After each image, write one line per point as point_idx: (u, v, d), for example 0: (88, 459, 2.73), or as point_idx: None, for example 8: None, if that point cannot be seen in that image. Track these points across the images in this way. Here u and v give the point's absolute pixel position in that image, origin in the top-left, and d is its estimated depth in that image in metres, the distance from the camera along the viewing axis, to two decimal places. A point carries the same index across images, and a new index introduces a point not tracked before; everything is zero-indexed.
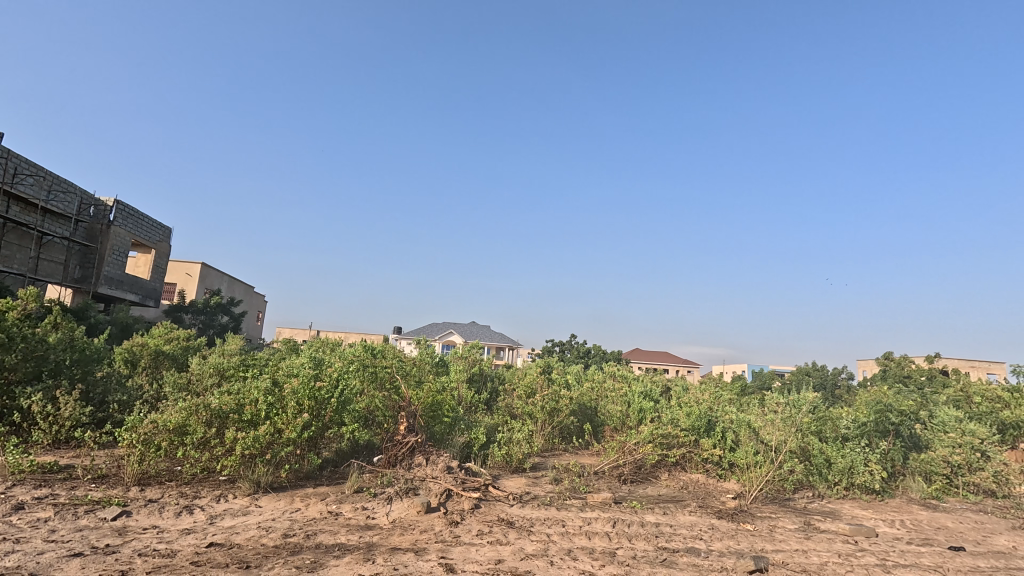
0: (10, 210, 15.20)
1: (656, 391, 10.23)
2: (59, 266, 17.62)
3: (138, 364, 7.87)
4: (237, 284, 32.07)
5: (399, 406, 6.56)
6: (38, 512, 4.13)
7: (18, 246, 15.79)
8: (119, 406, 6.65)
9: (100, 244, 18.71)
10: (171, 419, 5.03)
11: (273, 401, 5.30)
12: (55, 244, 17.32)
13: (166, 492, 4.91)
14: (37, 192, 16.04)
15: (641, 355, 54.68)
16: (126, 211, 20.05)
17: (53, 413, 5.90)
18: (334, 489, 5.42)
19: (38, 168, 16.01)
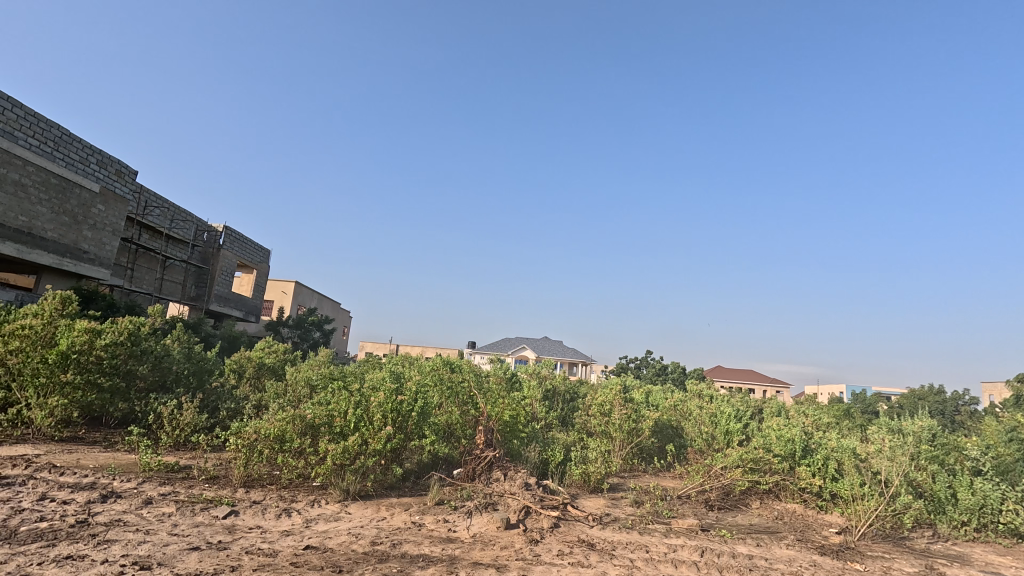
0: (141, 238, 17.45)
1: (744, 412, 9.60)
2: (179, 286, 19.86)
3: (244, 375, 8.61)
4: (327, 301, 34.46)
5: (477, 420, 6.65)
6: (162, 507, 4.62)
7: (147, 269, 18.08)
8: (228, 413, 7.29)
9: (211, 266, 20.89)
10: (271, 428, 5.45)
11: (358, 414, 5.58)
12: (176, 266, 19.58)
13: (268, 494, 5.30)
14: (163, 222, 18.26)
15: (721, 372, 51.62)
16: (234, 235, 22.31)
17: (176, 418, 6.59)
18: (417, 500, 5.58)
19: (164, 201, 18.28)
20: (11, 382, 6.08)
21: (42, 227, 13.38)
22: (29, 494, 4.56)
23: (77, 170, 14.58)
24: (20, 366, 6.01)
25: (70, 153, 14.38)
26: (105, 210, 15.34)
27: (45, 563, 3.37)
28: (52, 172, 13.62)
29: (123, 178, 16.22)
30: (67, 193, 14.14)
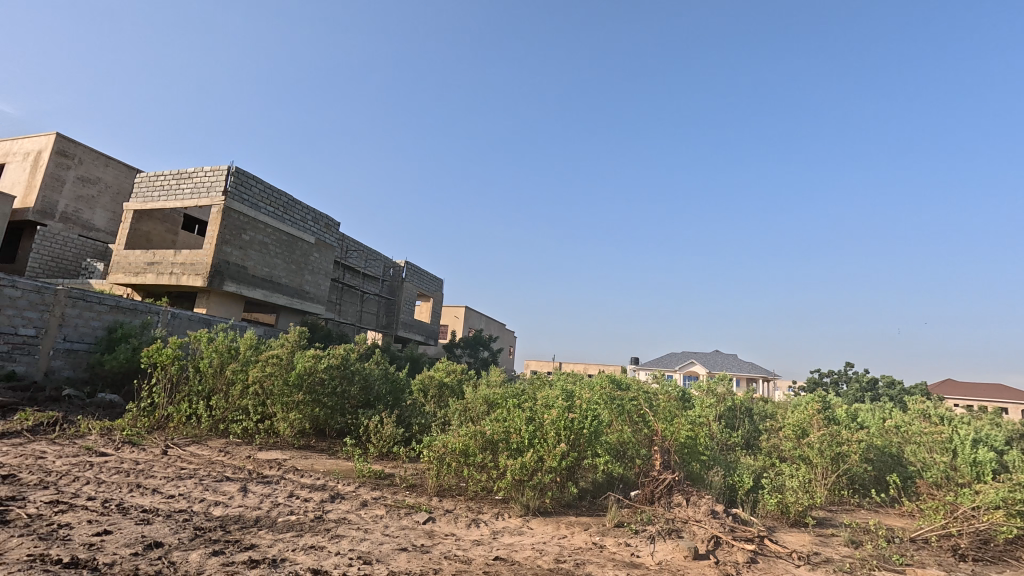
0: (344, 277, 21.00)
1: (1000, 439, 7.56)
2: (375, 316, 23.21)
3: (429, 394, 9.53)
4: (493, 323, 36.81)
5: (652, 440, 6.38)
6: (375, 509, 5.32)
7: (351, 303, 21.59)
8: (419, 428, 8.14)
9: (398, 297, 23.97)
10: (456, 442, 5.95)
11: (532, 432, 5.78)
12: (371, 299, 22.94)
13: (458, 504, 5.74)
14: (360, 263, 21.74)
15: (954, 387, 41.74)
16: (414, 269, 25.24)
17: (379, 431, 7.58)
18: (596, 521, 5.51)
19: (360, 245, 21.78)
20: (264, 400, 7.93)
21: (278, 275, 16.99)
22: (282, 490, 5.65)
23: (299, 227, 18.03)
24: (271, 386, 7.87)
25: (295, 214, 17.86)
26: (320, 257, 18.92)
27: (297, 549, 4.11)
28: (283, 231, 17.18)
29: (331, 229, 19.68)
30: (294, 246, 17.70)
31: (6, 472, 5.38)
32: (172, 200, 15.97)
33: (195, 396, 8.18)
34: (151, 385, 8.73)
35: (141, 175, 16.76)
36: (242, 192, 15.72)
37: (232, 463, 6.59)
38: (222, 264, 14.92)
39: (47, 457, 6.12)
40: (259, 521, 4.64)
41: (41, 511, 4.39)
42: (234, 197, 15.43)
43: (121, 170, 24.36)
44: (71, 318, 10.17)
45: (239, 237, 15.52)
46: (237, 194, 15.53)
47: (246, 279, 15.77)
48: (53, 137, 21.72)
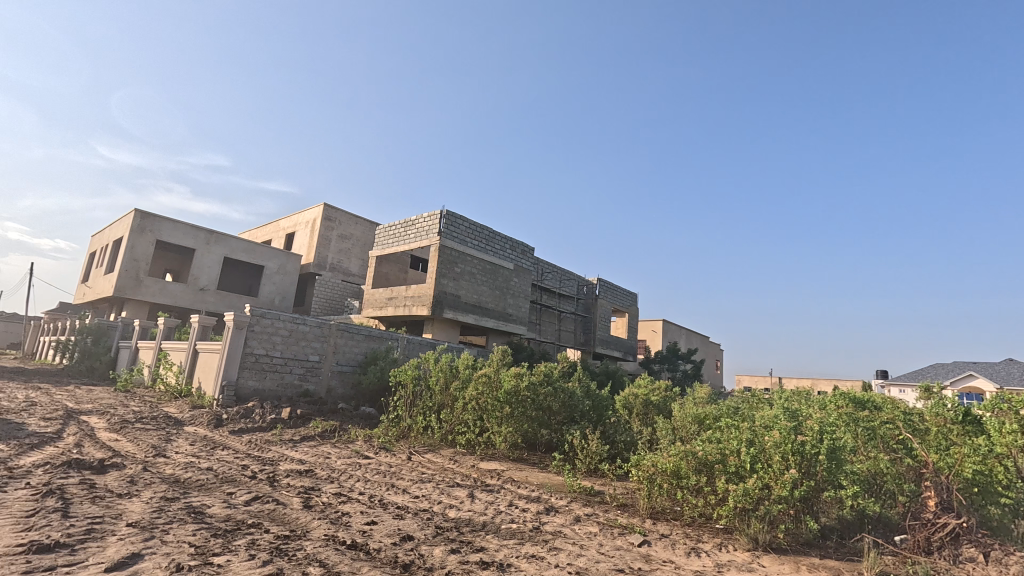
0: (542, 298, 22.54)
1: None
2: (572, 334, 24.20)
3: (634, 412, 9.25)
4: (694, 335, 34.69)
5: (919, 473, 5.13)
6: (589, 526, 5.37)
7: (549, 322, 23.00)
8: (625, 446, 7.99)
9: (593, 314, 24.52)
10: (667, 463, 5.69)
11: (753, 455, 5.17)
12: (568, 318, 24.08)
13: (674, 529, 5.42)
14: (555, 283, 23.16)
15: None
16: (606, 285, 25.39)
17: (586, 448, 7.66)
18: (847, 567, 4.63)
19: (554, 266, 23.28)
20: (481, 415, 8.77)
21: (485, 301, 18.82)
22: (502, 499, 6.13)
23: (500, 255, 19.75)
24: (486, 402, 8.71)
25: (495, 244, 19.65)
26: (519, 281, 20.41)
27: (520, 556, 4.38)
28: (487, 261, 19.05)
29: (528, 255, 21.20)
30: (497, 274, 19.45)
31: (308, 468, 7.00)
32: (401, 244, 19.11)
33: (428, 410, 9.52)
34: (396, 400, 10.40)
35: (378, 227, 20.50)
36: (453, 230, 17.98)
37: (461, 470, 7.41)
38: (441, 294, 17.21)
39: (332, 457, 7.78)
40: (486, 526, 5.10)
41: (331, 500, 5.57)
42: (447, 236, 17.75)
43: (365, 226, 30.19)
44: (341, 347, 12.84)
45: (452, 270, 17.71)
46: (449, 233, 17.84)
47: (461, 305, 17.88)
48: (321, 207, 28.11)
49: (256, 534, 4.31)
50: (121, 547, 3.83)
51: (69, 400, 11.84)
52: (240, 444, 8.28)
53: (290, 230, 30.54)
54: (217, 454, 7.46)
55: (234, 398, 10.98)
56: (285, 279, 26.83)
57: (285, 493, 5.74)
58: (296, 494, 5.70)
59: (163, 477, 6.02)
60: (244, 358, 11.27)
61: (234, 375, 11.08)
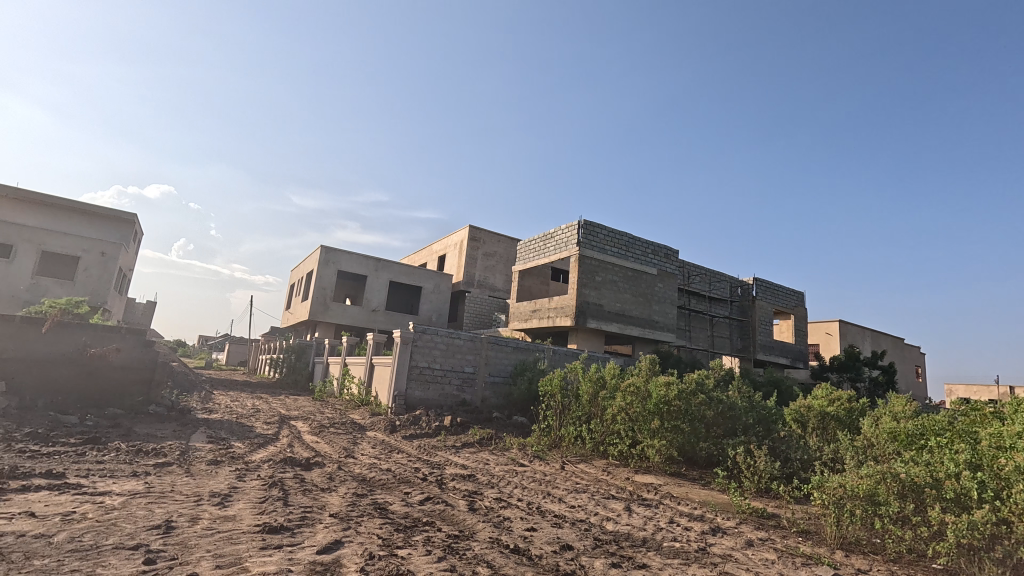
0: (691, 303, 21.35)
1: None
2: (728, 340, 22.49)
3: (807, 426, 8.14)
4: (882, 337, 29.70)
5: None
6: (765, 552, 4.86)
7: (700, 329, 21.67)
8: (801, 464, 7.08)
9: (751, 317, 22.48)
10: (859, 484, 4.90)
11: (983, 482, 4.24)
12: (721, 322, 22.42)
13: (875, 565, 4.62)
14: (704, 287, 21.75)
15: None
16: (765, 285, 23.03)
17: (753, 465, 6.95)
18: None
19: (703, 268, 21.85)
20: (632, 426, 8.53)
21: (629, 308, 18.36)
22: (662, 515, 5.86)
23: (641, 261, 19.13)
24: (635, 412, 8.44)
25: (636, 250, 19.10)
26: (664, 286, 19.52)
27: None
28: (628, 267, 18.61)
29: (673, 258, 20.21)
30: (640, 280, 18.86)
31: (470, 473, 7.50)
32: (542, 258, 19.62)
33: (578, 420, 9.56)
34: (545, 410, 10.62)
35: (519, 243, 21.34)
36: (591, 239, 17.95)
37: (616, 483, 7.28)
38: (584, 304, 17.25)
39: (491, 464, 8.23)
40: (647, 541, 4.93)
41: (493, 504, 5.89)
42: (586, 246, 17.77)
43: (507, 242, 31.65)
44: (493, 359, 13.54)
45: (593, 279, 17.64)
46: (587, 242, 17.85)
47: (604, 314, 17.70)
48: (467, 228, 30.19)
49: (430, 532, 4.74)
50: (327, 533, 4.51)
51: (283, 407, 14.34)
52: (412, 448, 9.20)
53: (442, 252, 33.33)
54: (394, 456, 8.38)
55: (404, 406, 12.29)
56: (440, 298, 29.30)
57: (452, 495, 6.22)
58: (462, 496, 6.14)
59: (354, 475, 6.95)
60: (410, 371, 12.54)
61: (403, 386, 12.41)
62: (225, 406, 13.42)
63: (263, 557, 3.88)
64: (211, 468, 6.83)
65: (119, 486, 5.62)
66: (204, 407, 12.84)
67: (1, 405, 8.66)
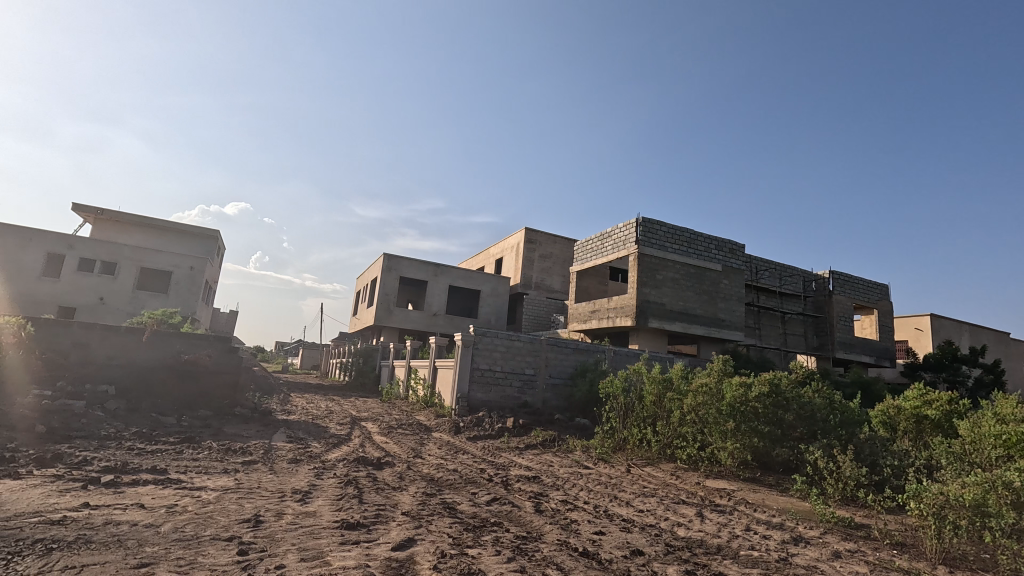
0: (760, 300, 20.31)
1: None
2: (802, 338, 21.20)
3: (897, 430, 7.57)
4: (982, 331, 26.92)
5: None
6: (854, 565, 4.52)
7: (771, 326, 20.56)
8: (892, 471, 6.52)
9: (828, 313, 21.06)
10: (964, 493, 4.45)
11: None
12: (795, 319, 21.15)
13: None
14: (774, 282, 20.61)
15: None
16: (843, 278, 21.50)
17: (836, 470, 6.49)
18: None
19: (772, 262, 20.72)
20: (702, 428, 8.23)
21: (692, 307, 17.73)
22: (737, 522, 5.60)
23: (705, 257, 18.43)
24: (705, 414, 8.15)
25: (699, 246, 18.41)
26: (730, 282, 18.68)
27: None
28: (691, 264, 17.97)
29: (739, 252, 19.26)
30: (703, 277, 18.17)
31: (535, 474, 7.51)
32: (600, 257, 19.35)
33: (643, 422, 9.34)
34: (609, 411, 10.45)
35: (576, 243, 21.17)
36: (650, 237, 17.50)
37: (685, 487, 7.04)
38: (644, 303, 16.85)
39: (555, 466, 8.20)
40: (722, 549, 4.72)
41: (559, 507, 5.87)
42: (645, 244, 17.35)
43: (563, 243, 31.49)
44: (553, 361, 13.50)
45: (654, 277, 17.19)
46: (646, 240, 17.41)
47: (666, 313, 17.20)
48: (523, 231, 30.31)
49: (498, 532, 4.79)
50: (400, 530, 4.67)
51: (353, 408, 15.01)
52: (476, 449, 9.35)
53: (499, 255, 33.66)
54: (459, 457, 8.55)
55: (467, 408, 12.50)
56: (498, 300, 29.59)
57: (518, 496, 6.26)
58: (527, 498, 6.17)
59: (422, 475, 7.15)
60: (472, 373, 12.75)
61: (465, 388, 12.64)
62: (301, 408, 14.21)
63: (343, 552, 4.08)
64: (291, 466, 7.25)
65: (212, 481, 6.09)
66: (282, 408, 13.66)
67: (112, 407, 9.63)
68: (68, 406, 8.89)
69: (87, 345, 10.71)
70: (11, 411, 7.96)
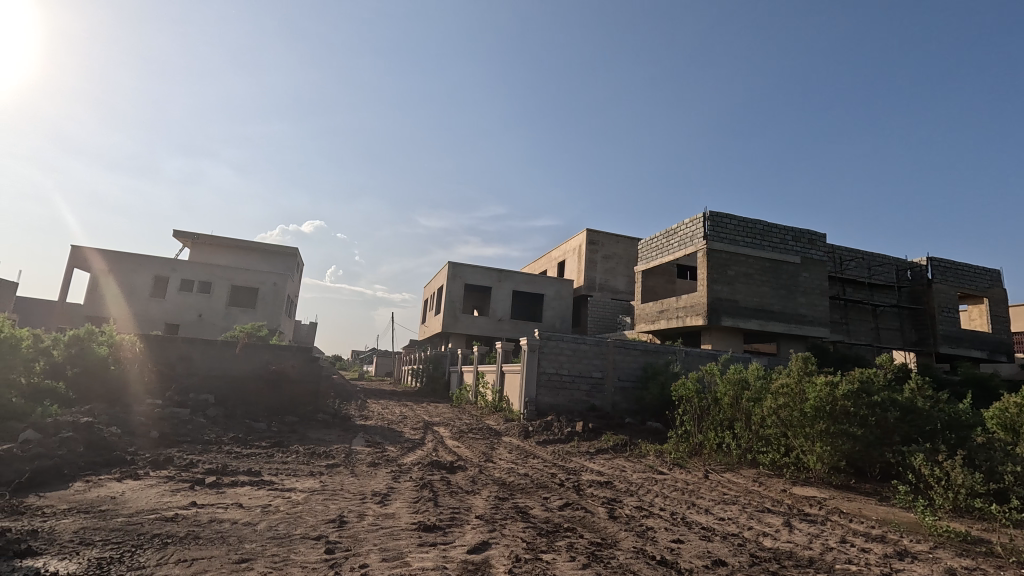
0: (846, 292, 18.83)
1: None
2: (898, 332, 19.41)
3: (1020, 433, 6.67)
4: None
5: None
6: None
7: (861, 321, 19.00)
8: (1015, 479, 5.77)
9: (927, 304, 19.12)
10: None
11: None
12: (888, 312, 19.40)
13: None
14: (861, 272, 19.03)
15: None
16: (944, 265, 19.44)
17: (946, 477, 5.85)
18: None
19: (857, 252, 19.14)
20: (785, 431, 7.75)
21: (769, 303, 16.74)
22: (832, 533, 5.19)
23: (780, 250, 17.35)
24: (788, 416, 7.66)
25: (773, 239, 17.37)
26: (810, 275, 17.45)
27: None
28: (765, 258, 16.98)
29: (820, 243, 17.93)
30: (780, 271, 17.11)
31: (607, 479, 7.36)
32: (666, 255, 18.76)
33: (720, 426, 8.92)
34: (682, 414, 10.08)
35: (640, 242, 20.67)
36: (719, 232, 16.73)
37: (771, 495, 6.63)
38: (716, 301, 16.14)
39: (628, 471, 8.01)
40: (815, 562, 4.40)
41: (634, 513, 5.72)
42: (713, 239, 16.61)
43: (626, 242, 30.84)
44: (621, 363, 13.23)
45: (725, 273, 16.41)
46: (715, 235, 16.67)
47: (740, 311, 16.36)
48: (585, 232, 30.02)
49: (573, 538, 4.75)
50: (475, 534, 4.75)
51: (426, 413, 15.47)
52: (547, 454, 9.33)
53: (561, 258, 33.53)
54: (530, 462, 8.57)
55: (536, 412, 12.54)
56: (562, 303, 29.48)
57: (591, 502, 6.16)
58: (601, 503, 6.07)
59: (494, 479, 7.24)
60: (539, 377, 12.77)
61: (533, 392, 12.69)
62: (377, 414, 14.87)
63: (421, 553, 4.21)
64: (371, 469, 7.60)
65: (301, 483, 6.50)
66: (361, 414, 14.36)
67: (213, 414, 10.56)
68: (177, 413, 9.85)
69: (190, 358, 11.79)
70: (130, 418, 8.94)
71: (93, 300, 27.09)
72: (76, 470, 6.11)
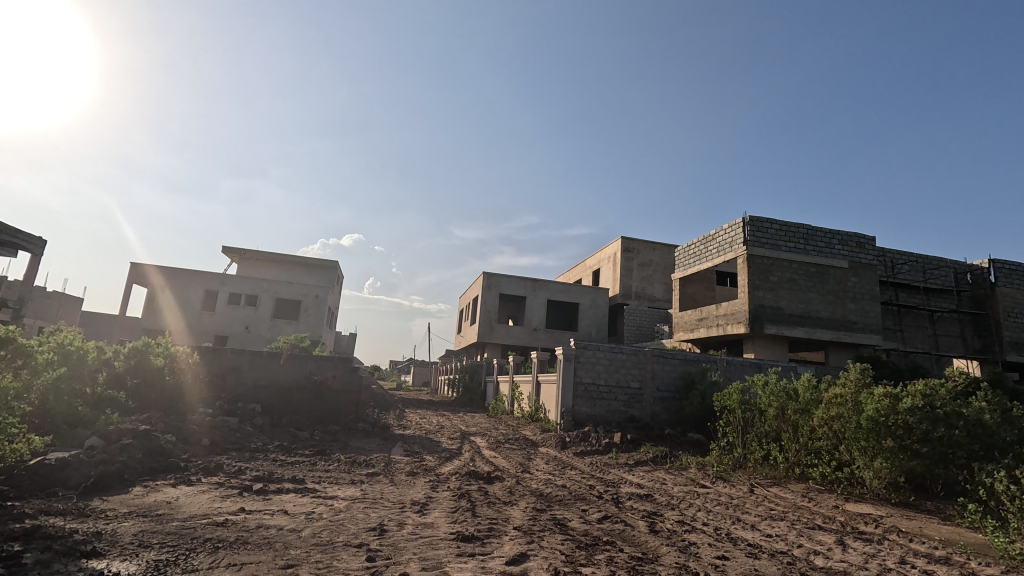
0: (900, 297, 17.89)
1: None
2: (959, 339, 18.26)
3: None
4: None
5: None
6: None
7: (917, 327, 17.98)
8: None
9: (991, 309, 17.92)
10: None
11: None
12: (947, 318, 18.29)
13: None
14: (916, 276, 18.07)
15: None
16: (1009, 267, 18.17)
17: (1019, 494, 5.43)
18: None
19: (910, 255, 18.21)
20: (837, 443, 7.40)
21: (816, 310, 16.10)
22: (891, 554, 4.88)
23: (827, 254, 16.68)
24: (840, 428, 7.30)
25: (818, 242, 16.72)
26: (860, 280, 16.67)
27: None
28: (810, 263, 16.35)
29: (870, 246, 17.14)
30: (827, 276, 16.43)
31: (647, 492, 7.20)
32: (704, 262, 18.34)
33: (766, 437, 8.58)
34: (726, 426, 9.76)
35: (677, 249, 20.30)
36: (759, 236, 16.24)
37: (821, 511, 6.31)
38: (758, 308, 15.64)
39: (668, 483, 7.81)
40: None
41: (676, 527, 5.57)
42: (754, 244, 16.14)
43: (663, 249, 30.31)
44: (660, 373, 12.96)
45: (768, 279, 15.89)
46: (756, 240, 16.19)
47: (785, 319, 15.79)
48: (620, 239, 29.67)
49: (612, 552, 4.67)
50: (513, 545, 4.74)
51: (463, 423, 15.54)
52: (584, 465, 9.21)
53: (596, 266, 33.22)
54: (568, 473, 8.49)
55: (573, 423, 12.41)
56: (598, 311, 29.15)
57: (630, 515, 6.04)
58: (641, 517, 5.93)
59: (532, 490, 7.20)
60: (576, 387, 12.65)
61: (570, 403, 12.57)
62: (416, 423, 15.05)
63: (460, 563, 4.23)
64: (410, 478, 7.70)
65: (343, 491, 6.64)
66: (400, 423, 14.57)
67: (259, 422, 10.94)
68: (226, 422, 10.27)
69: (239, 368, 12.28)
70: (184, 426, 9.39)
71: (150, 313, 28.65)
72: (135, 475, 6.45)
